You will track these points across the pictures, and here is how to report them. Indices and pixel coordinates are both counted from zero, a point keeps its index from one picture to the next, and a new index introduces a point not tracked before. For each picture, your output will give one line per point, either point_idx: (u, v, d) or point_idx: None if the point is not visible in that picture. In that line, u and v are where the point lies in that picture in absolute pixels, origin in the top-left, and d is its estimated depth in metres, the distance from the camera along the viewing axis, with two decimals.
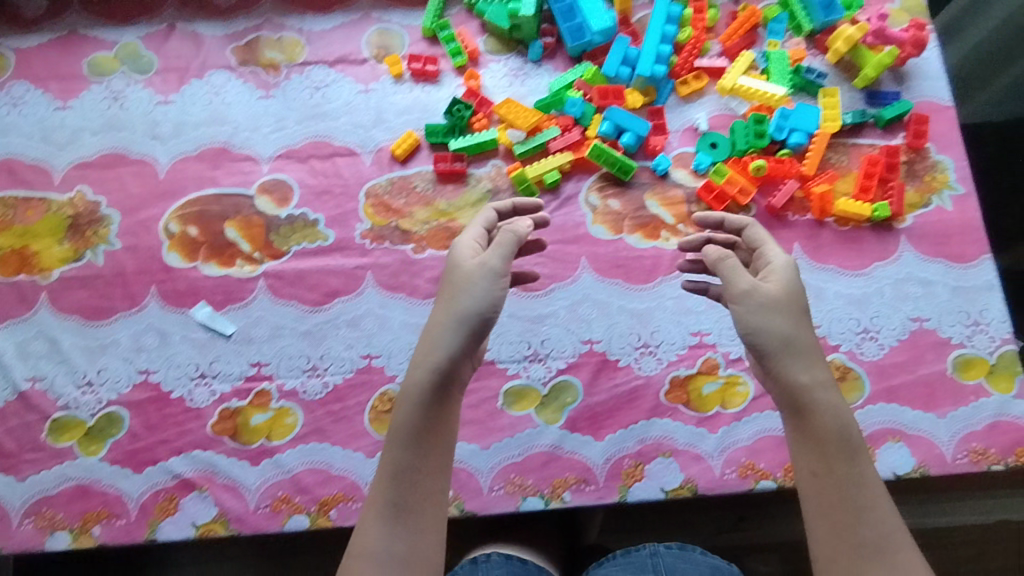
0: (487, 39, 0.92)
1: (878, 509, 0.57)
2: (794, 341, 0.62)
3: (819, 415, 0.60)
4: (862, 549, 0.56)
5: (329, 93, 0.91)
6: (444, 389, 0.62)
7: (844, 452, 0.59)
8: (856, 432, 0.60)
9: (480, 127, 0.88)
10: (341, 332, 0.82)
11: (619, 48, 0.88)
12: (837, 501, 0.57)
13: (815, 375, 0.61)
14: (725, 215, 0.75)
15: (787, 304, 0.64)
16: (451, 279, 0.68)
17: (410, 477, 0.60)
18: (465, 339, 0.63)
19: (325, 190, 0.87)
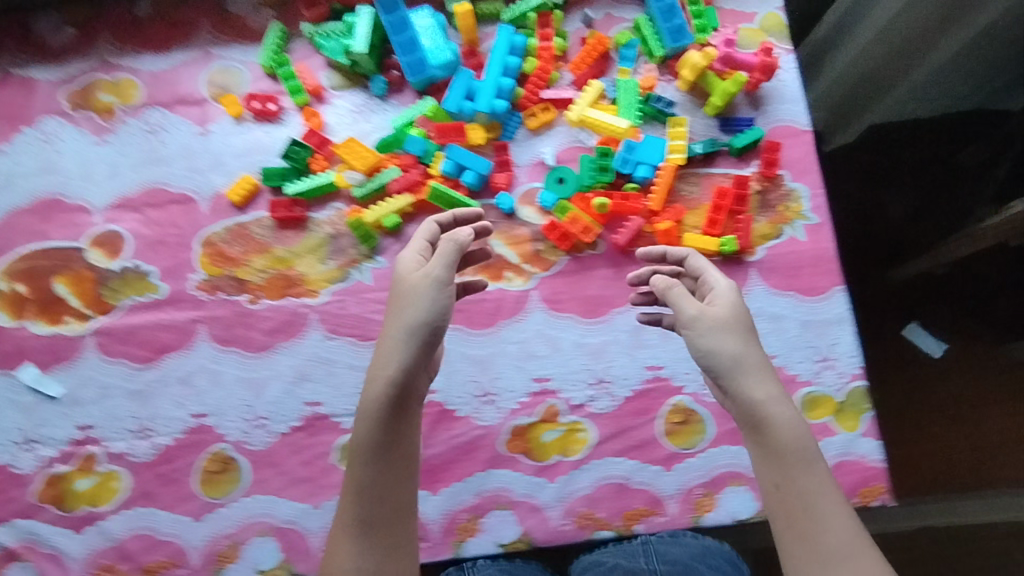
0: (331, 73, 0.87)
1: (837, 515, 0.56)
2: (743, 359, 0.60)
3: (775, 430, 0.58)
4: (827, 554, 0.55)
5: (165, 137, 0.86)
6: (398, 408, 0.59)
7: (801, 460, 0.57)
8: (809, 438, 0.58)
9: (319, 169, 0.83)
10: (171, 390, 0.79)
11: (460, 82, 0.84)
12: (801, 511, 0.56)
13: (767, 391, 0.59)
14: (664, 249, 0.70)
15: (735, 326, 0.61)
16: (393, 297, 0.63)
17: (374, 492, 0.58)
18: (415, 353, 0.59)
19: (158, 240, 0.84)
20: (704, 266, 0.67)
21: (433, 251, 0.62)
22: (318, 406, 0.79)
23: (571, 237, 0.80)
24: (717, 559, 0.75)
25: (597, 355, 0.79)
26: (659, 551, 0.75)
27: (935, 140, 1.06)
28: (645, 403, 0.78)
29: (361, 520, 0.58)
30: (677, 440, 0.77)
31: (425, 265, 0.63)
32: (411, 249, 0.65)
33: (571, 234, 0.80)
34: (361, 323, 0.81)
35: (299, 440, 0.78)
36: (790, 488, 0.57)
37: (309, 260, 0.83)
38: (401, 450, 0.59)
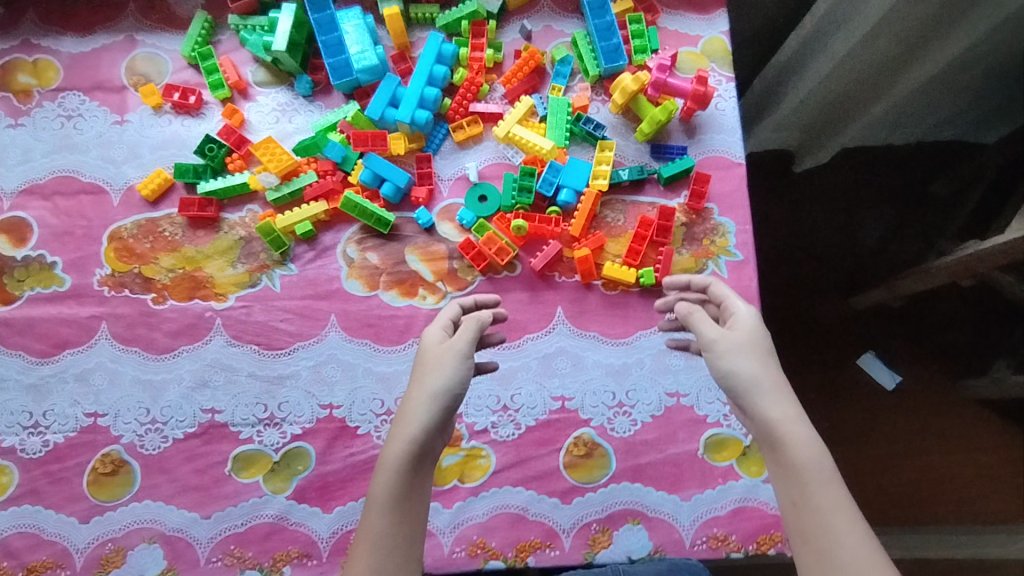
0: (256, 68, 0.85)
1: (856, 533, 0.53)
2: (762, 380, 0.60)
3: (788, 447, 0.57)
4: (840, 568, 0.52)
5: (81, 123, 0.84)
6: (418, 462, 0.60)
7: (816, 476, 0.56)
8: (825, 455, 0.57)
9: (234, 168, 0.82)
10: (68, 386, 0.78)
11: (386, 88, 0.81)
12: (819, 528, 0.54)
13: (783, 410, 0.58)
14: (688, 278, 0.71)
15: (754, 349, 0.61)
16: (417, 366, 0.65)
17: (389, 542, 0.57)
18: (438, 416, 0.61)
19: (66, 231, 0.81)
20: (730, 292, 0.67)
21: (460, 325, 0.65)
22: (216, 414, 0.77)
23: (487, 257, 0.78)
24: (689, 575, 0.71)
25: (504, 381, 0.78)
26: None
27: (842, 194, 1.33)
28: (549, 434, 0.77)
29: (374, 542, 0.57)
30: (578, 473, 0.75)
31: (449, 338, 0.66)
32: (438, 319, 0.68)
33: (487, 253, 0.78)
34: (266, 332, 0.79)
35: (194, 448, 0.76)
36: (806, 505, 0.55)
37: (218, 262, 0.81)
38: (416, 496, 0.59)
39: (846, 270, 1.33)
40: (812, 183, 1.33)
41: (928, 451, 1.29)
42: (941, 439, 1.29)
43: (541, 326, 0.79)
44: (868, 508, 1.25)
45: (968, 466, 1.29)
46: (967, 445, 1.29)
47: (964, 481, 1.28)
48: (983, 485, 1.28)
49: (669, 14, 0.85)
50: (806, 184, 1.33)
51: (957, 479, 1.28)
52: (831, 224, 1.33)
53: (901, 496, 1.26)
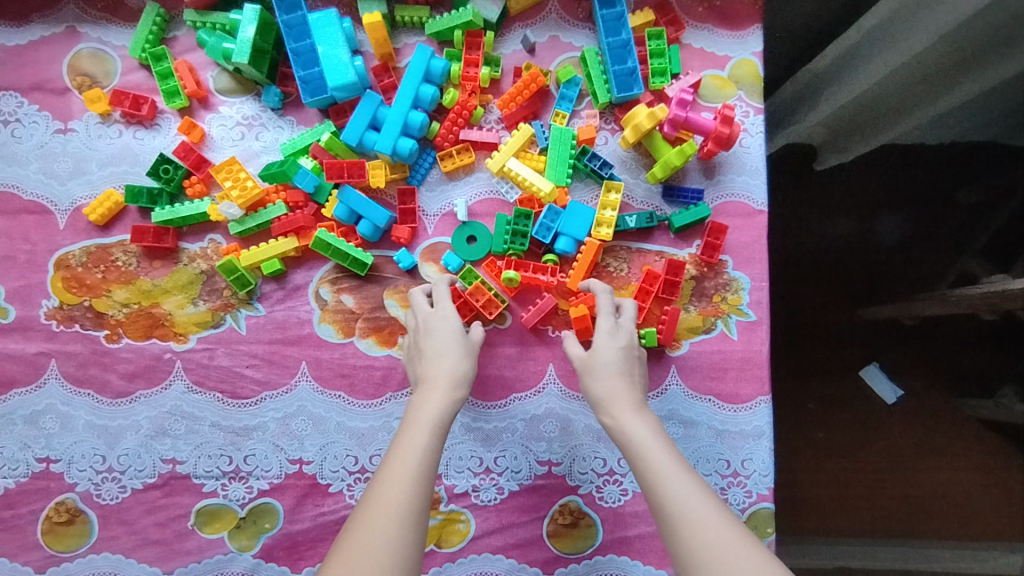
0: (218, 74, 0.75)
1: (682, 488, 0.54)
2: (603, 387, 0.63)
3: (622, 439, 0.60)
4: (669, 520, 0.52)
5: (19, 130, 0.75)
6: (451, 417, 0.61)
7: (642, 448, 0.58)
8: (657, 435, 0.59)
9: (194, 194, 0.73)
10: (17, 429, 0.72)
11: (365, 109, 0.71)
12: (651, 492, 0.55)
13: (617, 408, 0.62)
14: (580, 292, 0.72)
15: (603, 362, 0.65)
16: (428, 342, 0.67)
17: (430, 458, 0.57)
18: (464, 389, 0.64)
19: (8, 256, 0.74)
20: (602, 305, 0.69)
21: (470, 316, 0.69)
22: (176, 465, 0.72)
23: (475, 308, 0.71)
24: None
25: (488, 442, 0.72)
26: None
27: (853, 203, 1.24)
28: (533, 500, 0.72)
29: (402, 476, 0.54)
30: (562, 543, 0.72)
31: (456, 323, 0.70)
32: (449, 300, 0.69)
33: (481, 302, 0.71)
34: (230, 377, 0.73)
35: (154, 499, 0.72)
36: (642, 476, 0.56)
37: (177, 298, 0.73)
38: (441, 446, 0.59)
39: (861, 282, 1.24)
40: (835, 183, 1.22)
41: (926, 470, 1.24)
42: (942, 460, 1.24)
43: (530, 385, 0.73)
44: (855, 523, 1.22)
45: (967, 487, 1.24)
46: (966, 463, 1.25)
47: (963, 505, 1.24)
48: (979, 508, 1.24)
49: (696, 28, 0.75)
50: (827, 181, 1.21)
51: (953, 501, 1.24)
52: (846, 227, 1.24)
53: (898, 521, 1.23)
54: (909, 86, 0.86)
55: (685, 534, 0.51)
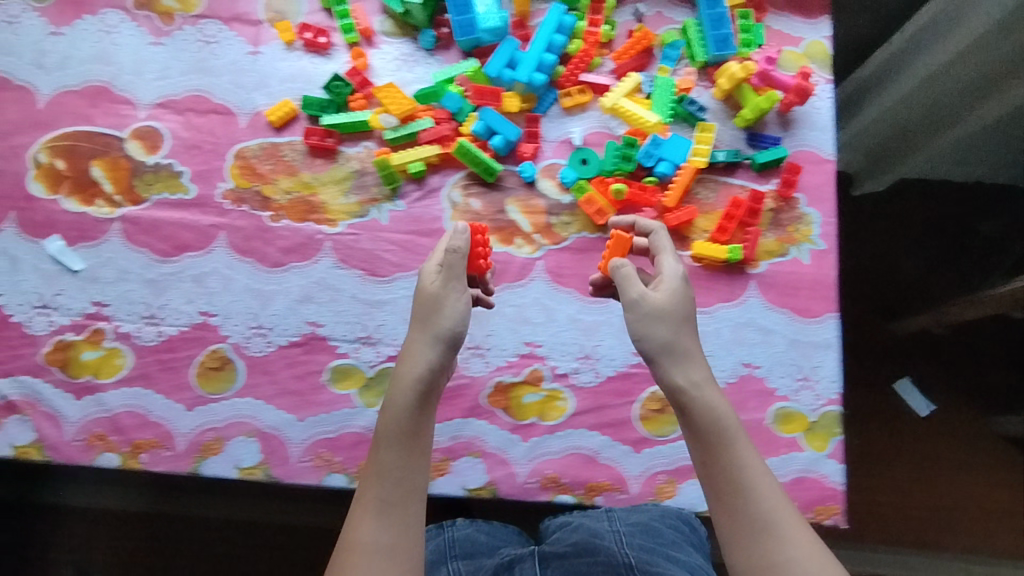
0: (384, 19, 0.92)
1: (758, 488, 0.62)
2: (674, 346, 0.65)
3: (694, 412, 0.64)
4: (763, 520, 0.60)
5: (218, 49, 0.91)
6: (425, 399, 0.64)
7: (719, 442, 0.63)
8: (731, 419, 0.64)
9: (357, 107, 0.88)
10: (184, 286, 0.84)
11: (505, 50, 0.88)
12: (740, 486, 0.61)
13: (692, 376, 0.65)
14: (634, 220, 0.77)
15: (668, 313, 0.66)
16: (420, 305, 0.68)
17: (397, 473, 0.62)
18: (444, 352, 0.65)
19: (195, 144, 0.88)
20: (665, 248, 0.71)
21: (453, 268, 0.67)
22: (318, 327, 0.84)
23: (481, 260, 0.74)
24: (675, 517, 0.79)
25: (588, 332, 0.84)
26: (622, 514, 0.78)
27: (882, 233, 1.38)
28: (624, 386, 0.83)
29: (376, 501, 0.61)
30: (651, 426, 0.82)
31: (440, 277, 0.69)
32: (438, 251, 0.70)
33: (484, 240, 0.77)
34: (371, 259, 0.85)
35: (295, 355, 0.83)
36: (715, 466, 0.62)
37: (332, 189, 0.87)
38: (423, 435, 0.64)
39: (884, 294, 1.36)
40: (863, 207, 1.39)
41: (953, 478, 1.30)
42: (971, 466, 1.31)
43: None
44: (884, 525, 1.27)
45: (993, 495, 1.30)
46: (997, 480, 1.30)
47: (992, 515, 1.29)
48: (1008, 518, 1.29)
49: (776, 15, 0.92)
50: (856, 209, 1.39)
51: (980, 507, 1.29)
52: (870, 246, 1.38)
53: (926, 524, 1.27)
54: (944, 92, 1.02)
55: (761, 534, 0.60)
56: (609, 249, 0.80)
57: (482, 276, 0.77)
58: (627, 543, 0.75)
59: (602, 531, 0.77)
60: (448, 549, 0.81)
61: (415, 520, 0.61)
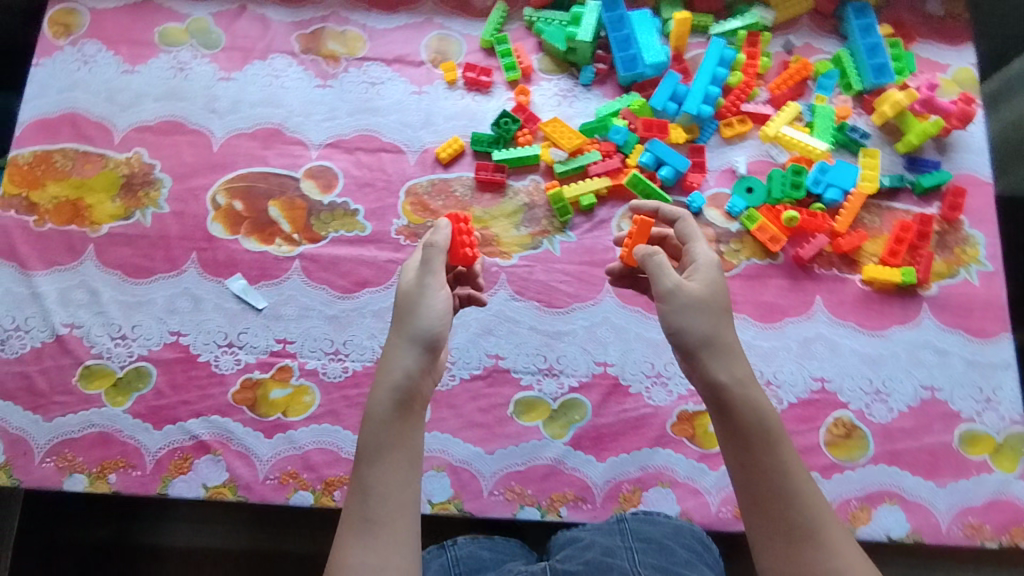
0: (542, 57, 0.96)
1: (804, 493, 0.59)
2: (715, 339, 0.62)
3: (738, 410, 0.60)
4: (807, 528, 0.58)
5: (383, 90, 0.95)
6: (404, 407, 0.60)
7: (764, 442, 0.60)
8: (776, 420, 0.61)
9: (524, 142, 0.91)
10: (366, 321, 0.87)
11: (668, 83, 0.91)
12: (789, 491, 0.58)
13: (735, 372, 0.61)
14: (658, 206, 0.73)
15: (707, 303, 0.62)
16: (398, 307, 0.65)
17: (379, 490, 0.58)
18: (421, 356, 0.62)
19: (368, 182, 0.92)
20: (695, 233, 0.68)
21: (433, 266, 0.63)
22: (500, 360, 0.85)
23: (467, 248, 0.72)
24: (689, 538, 0.74)
25: (767, 358, 0.84)
26: (634, 527, 0.74)
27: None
28: (809, 412, 0.82)
29: (363, 519, 0.57)
30: (838, 452, 0.80)
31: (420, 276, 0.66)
32: (418, 250, 0.68)
33: (467, 229, 0.73)
34: (547, 290, 0.87)
35: (479, 388, 0.84)
36: (753, 467, 0.59)
37: (503, 223, 0.90)
38: (405, 446, 0.60)
39: None
40: None
41: None
42: None
43: (801, 312, 0.86)
44: None
45: None
46: None
47: None
48: None
49: (923, 43, 0.96)
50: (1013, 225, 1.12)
51: None
52: None
53: None
54: None
55: (806, 537, 0.57)
56: (632, 237, 0.78)
57: (470, 268, 0.75)
58: (639, 562, 0.68)
59: (615, 547, 0.71)
60: (453, 568, 0.73)
61: (406, 538, 0.57)
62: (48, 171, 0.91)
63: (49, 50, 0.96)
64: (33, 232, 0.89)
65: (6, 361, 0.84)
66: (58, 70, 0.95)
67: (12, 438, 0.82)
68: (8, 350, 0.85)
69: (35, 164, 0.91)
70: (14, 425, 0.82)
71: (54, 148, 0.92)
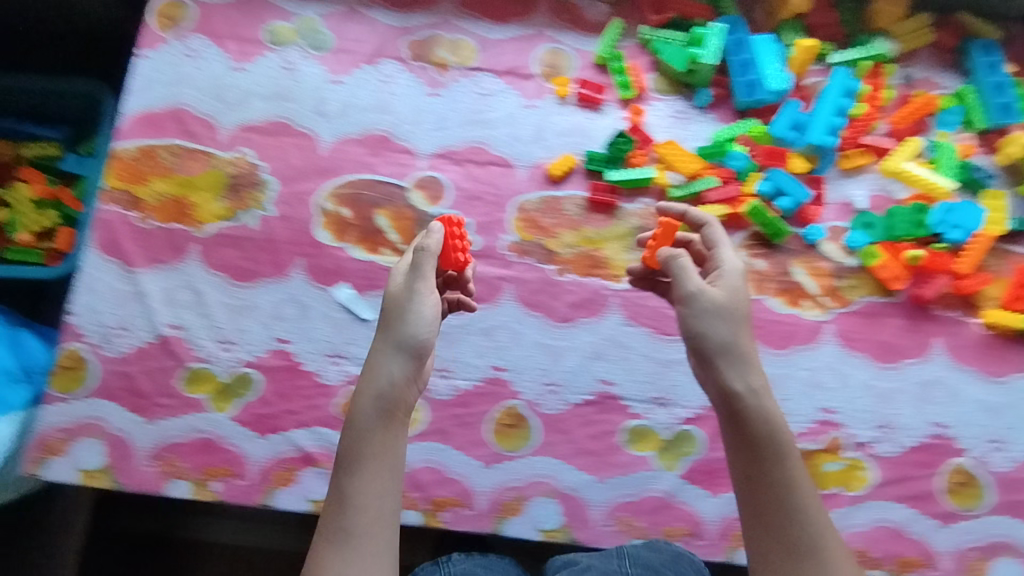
0: (656, 76, 0.93)
1: (809, 510, 0.58)
2: (732, 347, 0.62)
3: (752, 421, 0.60)
4: (801, 547, 0.57)
5: (494, 102, 0.93)
6: (388, 415, 0.61)
7: (776, 456, 0.59)
8: (789, 435, 0.60)
9: (638, 163, 0.90)
10: (474, 339, 0.86)
11: (789, 111, 0.89)
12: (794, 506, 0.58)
13: (751, 382, 0.61)
14: (685, 209, 0.73)
15: (729, 310, 0.63)
16: (385, 313, 0.65)
17: (353, 503, 0.59)
18: (406, 365, 0.62)
19: (476, 196, 0.90)
20: (721, 239, 0.69)
21: (421, 272, 0.64)
22: (610, 386, 0.84)
23: (457, 252, 0.73)
24: (689, 568, 0.73)
25: (884, 400, 0.84)
26: (633, 554, 0.74)
27: None
28: (926, 457, 0.82)
29: (340, 529, 0.58)
30: (959, 500, 0.80)
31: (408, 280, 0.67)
32: (409, 255, 0.69)
33: (460, 232, 0.76)
34: (659, 317, 0.86)
35: (590, 414, 0.83)
36: (761, 481, 0.59)
37: (615, 245, 0.88)
38: (389, 453, 0.61)
39: None
40: None
41: None
42: None
43: (918, 354, 0.85)
44: None
45: None
46: None
47: None
48: None
49: None
50: None
51: None
52: None
53: None
54: None
55: (804, 557, 0.57)
56: (656, 238, 0.79)
57: (461, 274, 0.75)
58: None
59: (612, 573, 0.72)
60: None
61: (383, 549, 0.58)
62: (153, 167, 0.89)
63: (153, 42, 0.93)
64: (138, 229, 0.87)
65: (109, 359, 0.84)
66: (163, 64, 0.93)
67: (114, 440, 0.82)
68: (113, 348, 0.84)
69: (140, 159, 0.90)
70: (115, 426, 0.82)
71: (159, 143, 0.90)
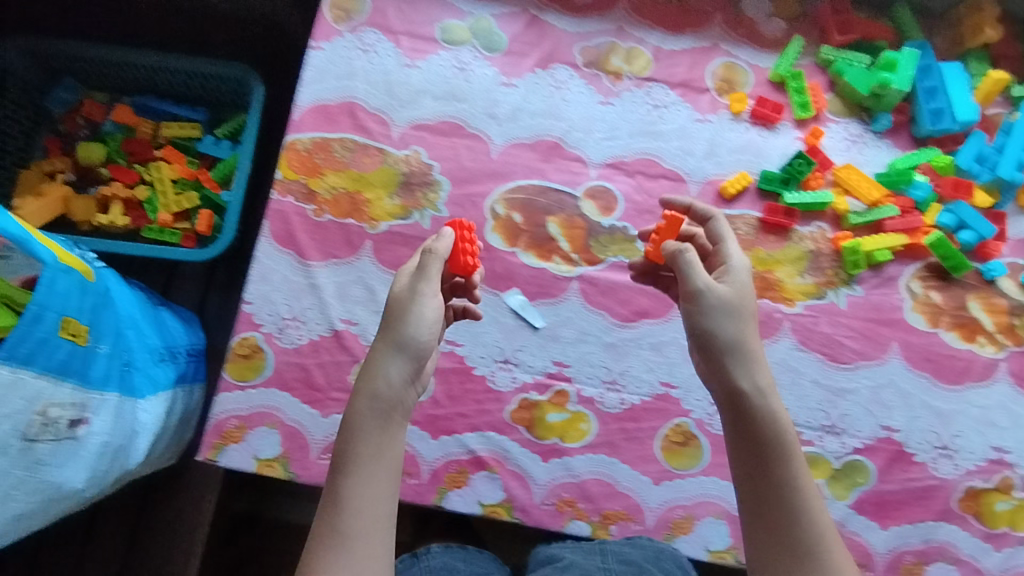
0: (833, 98, 0.93)
1: (815, 511, 0.56)
2: (740, 345, 0.61)
3: (756, 420, 0.59)
4: (807, 547, 0.55)
5: (666, 115, 0.92)
6: (385, 416, 0.57)
7: (779, 456, 0.57)
8: (791, 434, 0.59)
9: (815, 186, 0.89)
10: (643, 353, 0.86)
11: (975, 143, 0.89)
12: (800, 509, 0.56)
13: (757, 380, 0.60)
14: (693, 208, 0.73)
15: (736, 308, 0.62)
16: (385, 312, 0.62)
17: (342, 501, 0.54)
18: (406, 368, 0.59)
19: (648, 209, 0.90)
20: (727, 235, 0.68)
21: (426, 273, 0.62)
22: None
23: (466, 257, 0.68)
24: (671, 563, 0.74)
25: None
26: (615, 550, 0.75)
27: None
28: None
29: (333, 530, 0.53)
30: None
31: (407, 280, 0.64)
32: (415, 257, 0.66)
33: (471, 238, 0.70)
34: (832, 344, 0.85)
35: None
36: (763, 480, 0.57)
37: (789, 267, 0.87)
38: (387, 457, 0.57)
39: None
40: None
41: None
42: None
43: None
44: None
45: None
46: None
47: None
48: None
49: None
50: None
51: None
52: None
53: None
54: None
55: (806, 565, 0.54)
56: (660, 232, 0.77)
57: (468, 280, 0.71)
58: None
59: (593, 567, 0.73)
60: None
61: (378, 554, 0.53)
62: (326, 159, 0.90)
63: (328, 33, 0.93)
64: (311, 221, 0.88)
65: (283, 350, 0.84)
66: (336, 55, 0.93)
67: (288, 431, 0.82)
68: (285, 339, 0.84)
69: (313, 151, 0.90)
70: (290, 417, 0.82)
71: (333, 136, 0.90)
